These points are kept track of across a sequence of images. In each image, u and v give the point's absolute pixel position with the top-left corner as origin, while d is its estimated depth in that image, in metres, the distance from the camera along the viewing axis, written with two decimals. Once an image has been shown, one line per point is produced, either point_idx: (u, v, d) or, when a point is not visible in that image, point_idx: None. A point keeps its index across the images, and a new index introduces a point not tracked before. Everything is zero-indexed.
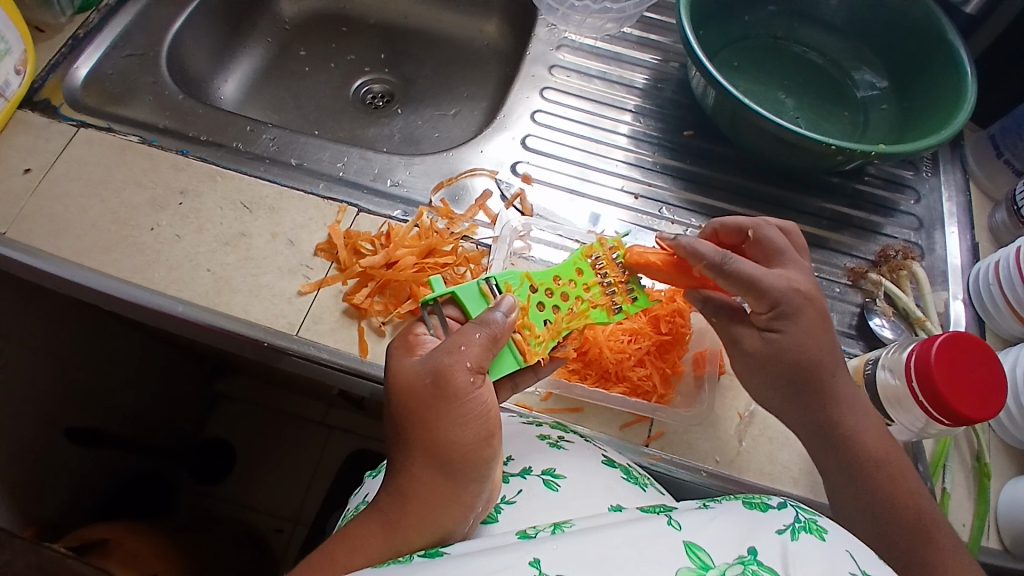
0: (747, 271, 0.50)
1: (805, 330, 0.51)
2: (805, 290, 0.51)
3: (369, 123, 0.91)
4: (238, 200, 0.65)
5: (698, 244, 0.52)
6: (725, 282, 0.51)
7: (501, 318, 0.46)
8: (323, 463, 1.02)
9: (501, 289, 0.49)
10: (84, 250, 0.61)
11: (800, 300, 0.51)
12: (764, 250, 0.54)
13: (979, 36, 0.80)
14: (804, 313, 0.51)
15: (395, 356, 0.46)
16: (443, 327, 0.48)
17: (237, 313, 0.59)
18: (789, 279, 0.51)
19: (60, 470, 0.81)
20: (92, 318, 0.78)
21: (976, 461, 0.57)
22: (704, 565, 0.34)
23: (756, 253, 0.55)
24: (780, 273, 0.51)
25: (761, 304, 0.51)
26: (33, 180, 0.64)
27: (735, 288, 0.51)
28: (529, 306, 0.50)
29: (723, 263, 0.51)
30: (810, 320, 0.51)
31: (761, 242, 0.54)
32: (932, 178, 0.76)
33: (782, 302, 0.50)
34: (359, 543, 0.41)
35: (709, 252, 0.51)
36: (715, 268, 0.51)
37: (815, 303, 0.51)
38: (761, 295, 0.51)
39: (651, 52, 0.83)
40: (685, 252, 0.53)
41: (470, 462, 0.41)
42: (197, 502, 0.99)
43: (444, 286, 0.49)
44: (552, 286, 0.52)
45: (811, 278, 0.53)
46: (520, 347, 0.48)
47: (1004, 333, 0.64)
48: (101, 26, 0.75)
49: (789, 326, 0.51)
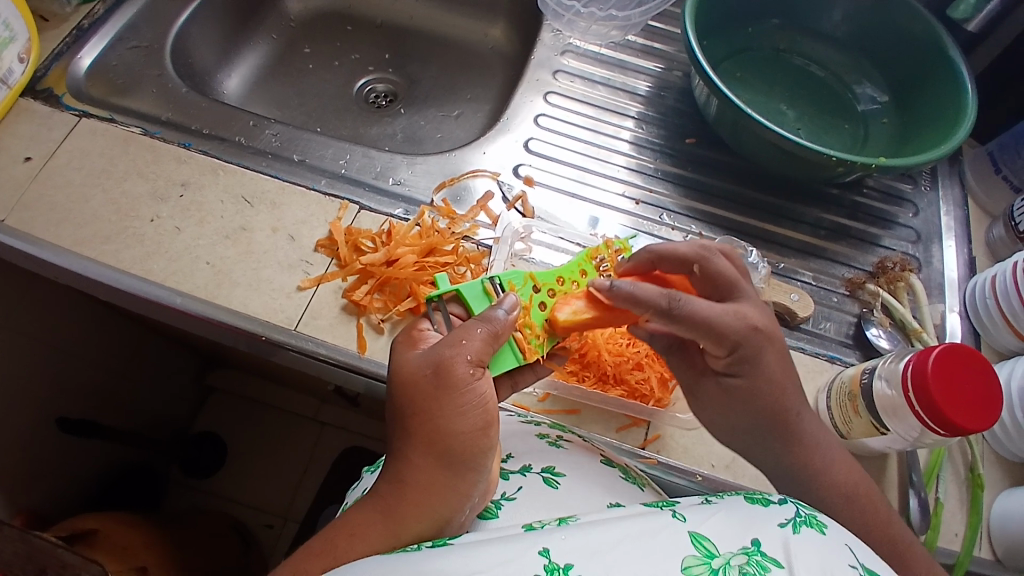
0: (702, 314, 0.48)
1: (767, 365, 0.50)
2: (763, 327, 0.50)
3: (372, 122, 0.91)
4: (241, 195, 0.65)
5: (639, 289, 0.48)
6: (676, 327, 0.49)
7: (503, 316, 0.46)
8: (315, 461, 1.01)
9: (504, 287, 0.51)
10: (84, 239, 0.61)
11: (759, 340, 0.50)
12: (712, 284, 0.52)
13: (979, 54, 0.81)
14: (765, 353, 0.50)
15: (399, 349, 0.46)
16: (446, 324, 0.49)
17: (235, 306, 0.59)
18: (745, 318, 0.50)
19: (51, 459, 0.80)
20: (89, 307, 0.78)
21: (969, 473, 0.57)
22: (709, 554, 0.34)
23: (704, 290, 0.53)
24: (735, 313, 0.49)
25: (722, 347, 0.50)
26: (34, 169, 0.64)
27: (689, 331, 0.49)
28: (531, 306, 0.52)
29: (672, 308, 0.48)
30: (770, 358, 0.50)
31: (707, 276, 0.52)
32: (930, 192, 0.76)
33: (742, 345, 0.49)
34: (358, 531, 0.40)
35: (653, 296, 0.48)
36: (663, 313, 0.48)
37: (774, 340, 0.50)
38: (719, 339, 0.49)
39: (655, 60, 0.83)
40: (622, 302, 0.49)
41: (469, 451, 0.41)
42: (187, 497, 0.98)
43: (449, 285, 0.51)
44: (556, 288, 0.53)
45: (762, 306, 0.52)
46: (521, 346, 0.50)
47: (999, 346, 0.64)
48: (106, 17, 0.75)
49: (748, 368, 0.50)
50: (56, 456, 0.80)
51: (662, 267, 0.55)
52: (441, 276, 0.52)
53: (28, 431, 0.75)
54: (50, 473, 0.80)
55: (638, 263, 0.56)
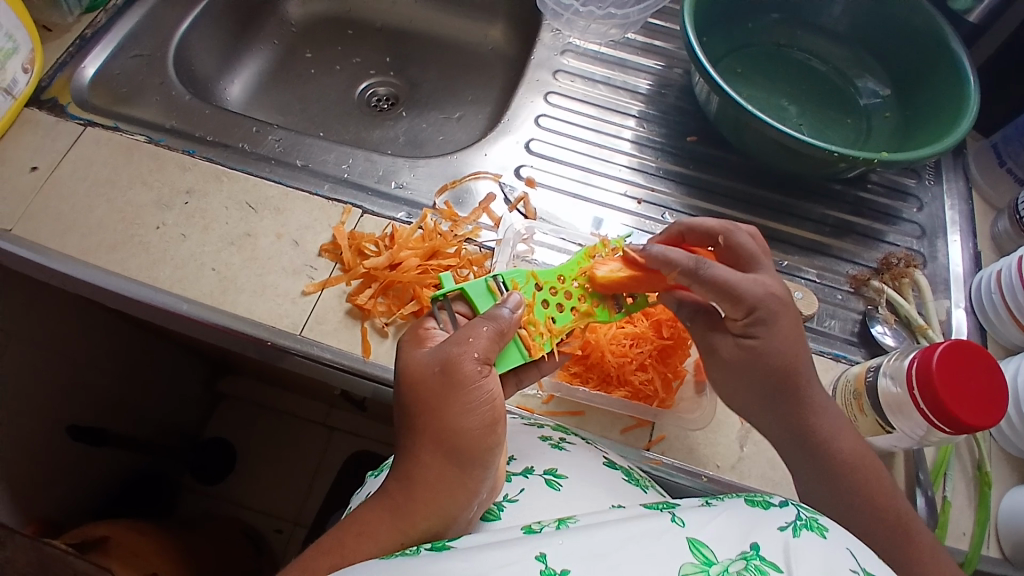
0: (724, 279, 0.49)
1: (782, 333, 0.50)
2: (780, 295, 0.51)
3: (373, 125, 0.91)
4: (244, 201, 0.66)
5: (669, 251, 0.50)
6: (699, 287, 0.50)
7: (508, 314, 0.46)
8: (323, 464, 1.02)
9: (507, 285, 0.50)
10: (90, 248, 0.61)
11: (777, 305, 0.50)
12: (736, 257, 0.53)
13: (982, 45, 0.80)
14: (781, 318, 0.50)
15: (406, 348, 0.46)
16: (452, 322, 0.49)
17: (241, 312, 0.59)
18: (765, 284, 0.51)
19: (61, 467, 0.80)
20: (97, 315, 0.78)
21: (977, 470, 0.57)
22: (708, 561, 0.34)
23: (728, 261, 0.54)
24: (756, 279, 0.50)
25: (739, 311, 0.50)
26: (40, 179, 0.64)
27: (708, 293, 0.50)
28: (534, 303, 0.52)
29: (698, 269, 0.49)
30: (786, 324, 0.50)
31: (732, 247, 0.53)
32: (934, 186, 0.76)
33: (759, 308, 0.50)
34: (367, 528, 0.40)
35: (682, 257, 0.50)
36: (687, 274, 0.50)
37: (790, 309, 0.51)
38: (738, 302, 0.50)
39: (655, 58, 0.83)
40: (656, 262, 0.51)
41: (476, 448, 0.41)
42: (197, 501, 0.99)
43: (453, 284, 0.51)
44: (557, 285, 0.53)
45: (782, 281, 0.53)
46: (525, 342, 0.49)
47: (1005, 341, 0.63)
48: (108, 26, 0.76)
49: (764, 332, 0.50)
50: (67, 463, 0.81)
51: (689, 240, 0.57)
52: (445, 275, 0.52)
53: (39, 439, 0.76)
54: (61, 480, 0.81)
55: (669, 235, 0.57)
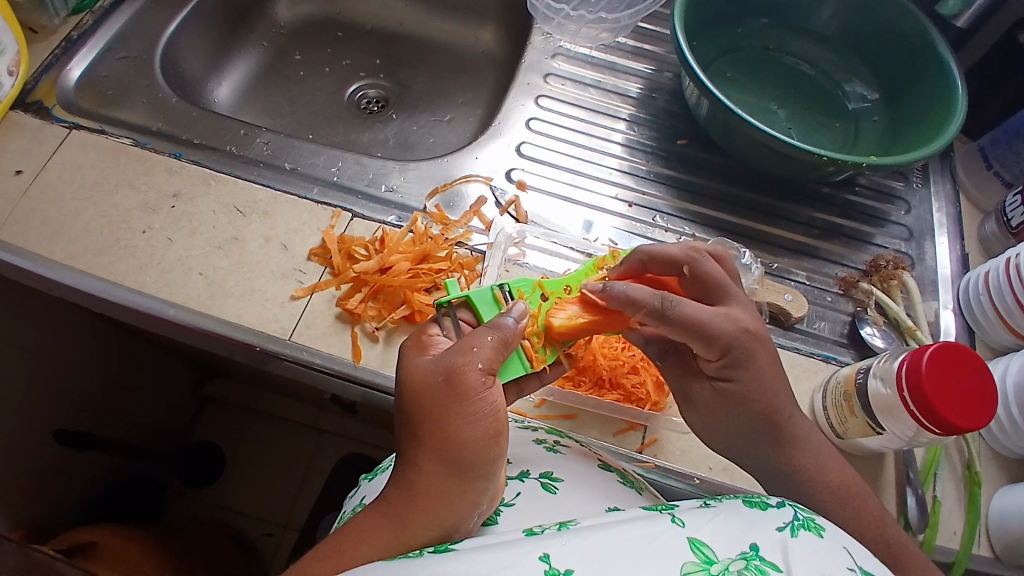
0: (692, 316, 0.48)
1: (759, 372, 0.50)
2: (753, 329, 0.50)
3: (364, 128, 0.91)
4: (233, 204, 0.65)
5: (631, 290, 0.49)
6: (668, 326, 0.49)
7: (513, 323, 0.47)
8: (313, 469, 1.01)
9: (514, 294, 0.52)
10: (76, 252, 0.60)
11: (753, 343, 0.49)
12: (702, 289, 0.52)
13: (969, 49, 0.81)
14: (758, 356, 0.50)
15: (409, 355, 0.45)
16: (456, 330, 0.49)
17: (229, 317, 0.59)
18: (734, 318, 0.49)
19: (47, 473, 0.79)
20: (83, 320, 0.77)
21: (966, 470, 0.57)
22: (708, 560, 0.34)
23: (694, 291, 0.53)
24: (723, 313, 0.49)
25: (713, 350, 0.50)
26: (25, 182, 0.63)
27: (679, 332, 0.49)
28: (539, 314, 0.53)
29: (664, 308, 0.48)
30: (762, 361, 0.50)
31: (698, 278, 0.52)
32: (922, 189, 0.77)
33: (734, 347, 0.49)
34: (367, 536, 0.39)
35: (646, 297, 0.49)
36: (655, 313, 0.49)
37: (765, 342, 0.50)
38: (710, 342, 0.49)
39: (645, 61, 0.84)
40: (618, 301, 0.50)
41: (480, 459, 0.41)
42: (185, 508, 0.98)
43: (458, 291, 0.51)
44: (562, 296, 0.54)
45: (752, 308, 0.52)
46: (529, 354, 0.50)
47: (993, 342, 0.64)
48: (95, 27, 0.75)
49: (742, 373, 0.50)
50: (53, 471, 0.80)
51: (654, 269, 0.55)
52: (448, 282, 0.52)
53: (26, 445, 0.75)
54: (47, 487, 0.80)
55: (631, 265, 0.56)
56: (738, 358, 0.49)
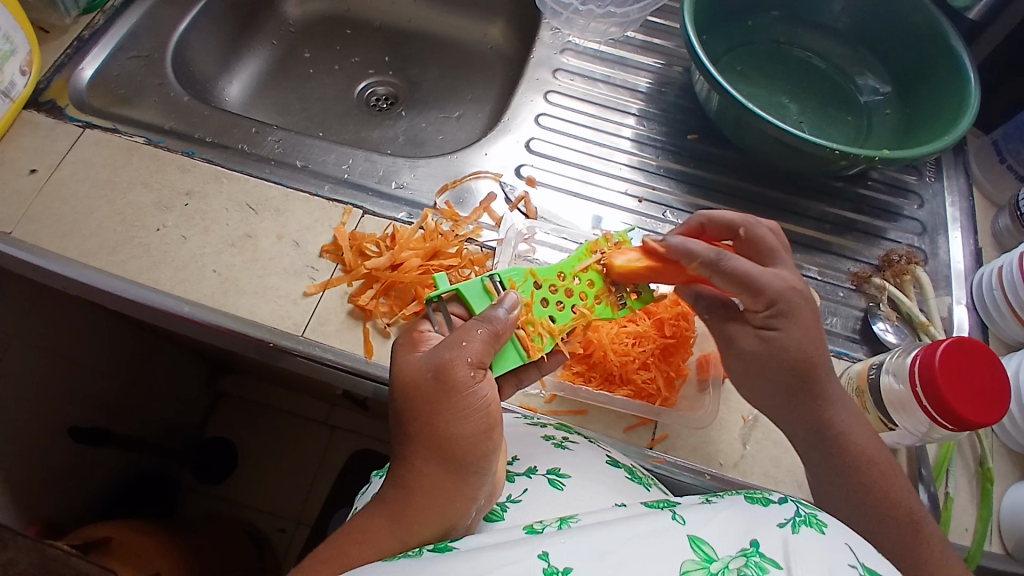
0: (745, 270, 0.50)
1: (804, 327, 0.50)
2: (802, 290, 0.51)
3: (373, 126, 0.91)
4: (245, 202, 0.66)
5: (689, 242, 0.51)
6: (719, 279, 0.51)
7: (503, 315, 0.46)
8: (325, 464, 1.02)
9: (505, 285, 0.50)
10: (90, 250, 0.61)
11: (798, 298, 0.50)
12: (755, 250, 0.54)
13: (982, 42, 0.80)
14: (802, 311, 0.50)
15: (401, 352, 0.46)
16: (447, 324, 0.49)
17: (242, 313, 0.59)
18: (787, 278, 0.51)
19: (62, 468, 0.80)
20: (97, 317, 0.78)
21: (979, 467, 0.57)
22: (708, 558, 0.34)
23: (747, 254, 0.55)
24: (777, 272, 0.51)
25: (759, 303, 0.51)
26: (39, 181, 0.64)
27: (729, 285, 0.51)
28: (533, 303, 0.51)
29: (718, 261, 0.50)
30: (807, 318, 0.50)
31: (752, 240, 0.54)
32: (935, 183, 0.76)
33: (779, 301, 0.50)
34: (367, 537, 0.40)
35: (702, 249, 0.51)
36: (709, 264, 0.50)
37: (811, 303, 0.51)
38: (758, 293, 0.50)
39: (654, 56, 0.83)
40: (676, 253, 0.52)
41: (471, 454, 0.41)
42: (198, 503, 0.99)
43: (449, 284, 0.50)
44: (557, 283, 0.53)
45: (800, 274, 0.53)
46: (524, 343, 0.49)
47: (1007, 338, 0.63)
48: (106, 27, 0.75)
49: (787, 325, 0.50)
50: (68, 467, 0.81)
51: (710, 232, 0.57)
52: (441, 276, 0.52)
53: (41, 440, 0.76)
54: (62, 482, 0.81)
55: (690, 227, 0.58)
56: (786, 308, 0.50)
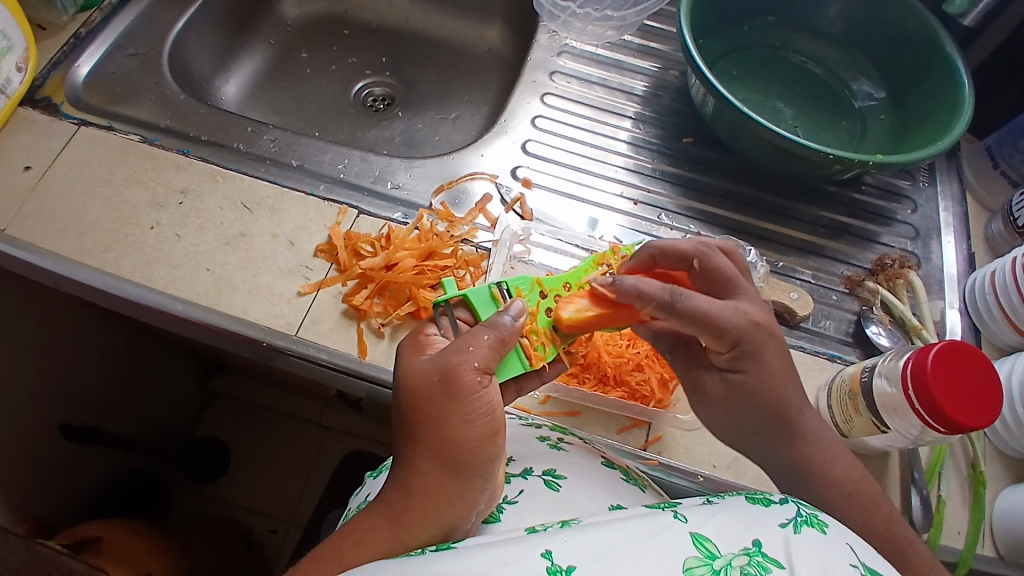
0: (703, 308, 0.48)
1: (765, 366, 0.50)
2: (762, 323, 0.49)
3: (370, 126, 0.91)
4: (240, 201, 0.65)
5: (641, 283, 0.49)
6: (677, 319, 0.49)
7: (509, 322, 0.46)
8: (318, 464, 1.01)
9: (511, 293, 0.51)
10: (84, 248, 0.61)
11: (760, 336, 0.49)
12: (711, 281, 0.52)
13: (975, 48, 0.80)
14: (766, 350, 0.49)
15: (406, 354, 0.45)
16: (453, 330, 0.49)
17: (236, 313, 0.59)
18: (744, 312, 0.49)
19: (53, 468, 0.80)
20: (90, 316, 0.78)
21: (971, 470, 0.57)
22: (711, 555, 0.34)
23: (703, 285, 0.53)
24: (734, 307, 0.49)
25: (723, 344, 0.49)
26: (33, 178, 0.64)
27: (688, 326, 0.48)
28: (537, 312, 0.52)
29: (674, 302, 0.48)
30: (772, 355, 0.50)
31: (708, 270, 0.52)
32: (928, 188, 0.76)
33: (743, 341, 0.49)
34: (365, 537, 0.40)
35: (655, 290, 0.48)
36: (665, 306, 0.48)
37: (776, 336, 0.50)
38: (719, 334, 0.48)
39: (651, 60, 0.83)
40: (627, 295, 0.49)
41: (476, 459, 0.41)
42: (190, 503, 0.98)
43: (455, 290, 0.51)
44: (562, 293, 0.53)
45: (759, 302, 0.51)
46: (527, 352, 0.49)
47: (999, 342, 0.64)
48: (103, 25, 0.75)
49: (750, 366, 0.50)
50: (60, 467, 0.81)
51: (663, 264, 0.55)
52: (447, 280, 0.52)
53: (32, 439, 0.76)
54: (53, 482, 0.80)
55: (640, 260, 0.56)
56: (749, 351, 0.49)
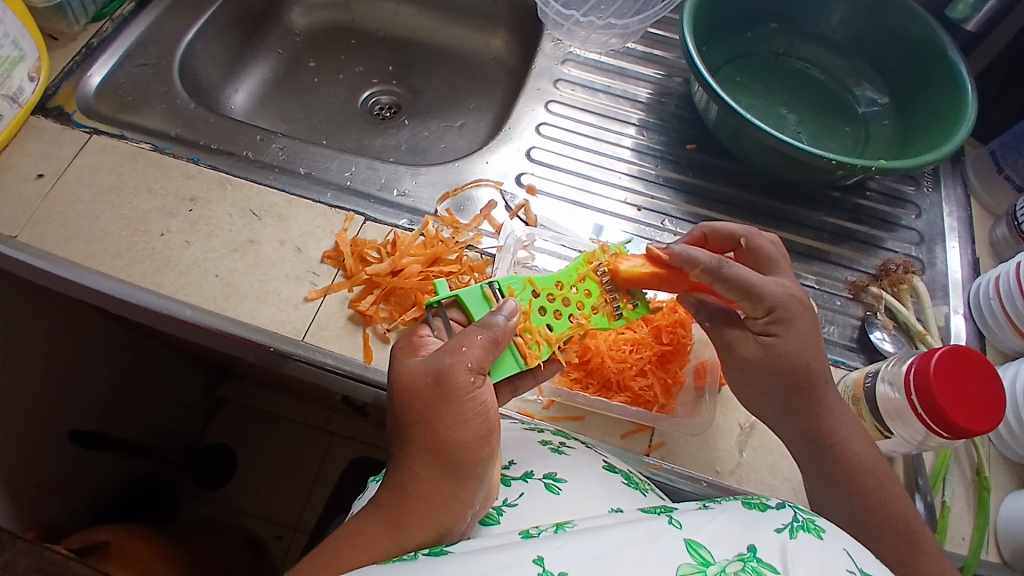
0: (746, 278, 0.50)
1: (800, 336, 0.50)
2: (801, 298, 0.52)
3: (376, 134, 0.92)
4: (247, 208, 0.66)
5: (692, 251, 0.52)
6: (720, 286, 0.51)
7: (503, 321, 0.46)
8: (324, 470, 1.02)
9: (503, 292, 0.51)
10: (94, 255, 0.62)
11: (798, 307, 0.51)
12: (755, 260, 0.55)
13: (978, 54, 0.81)
14: (800, 319, 0.51)
15: (400, 356, 0.46)
16: (447, 330, 0.49)
17: (244, 318, 0.60)
18: (787, 288, 0.52)
19: (62, 472, 0.81)
20: (99, 321, 0.79)
21: (976, 475, 0.57)
22: (704, 562, 0.34)
23: (746, 264, 0.55)
24: (778, 282, 0.52)
25: (759, 309, 0.51)
26: (45, 186, 0.65)
27: (730, 293, 0.51)
28: (530, 310, 0.51)
29: (720, 268, 0.51)
30: (804, 325, 0.51)
31: (753, 250, 0.55)
32: (932, 193, 0.76)
33: (779, 307, 0.50)
34: (363, 540, 0.41)
35: (705, 257, 0.51)
36: (710, 272, 0.51)
37: (810, 312, 0.52)
38: (758, 301, 0.51)
39: (655, 67, 0.84)
40: (679, 260, 0.53)
41: (470, 460, 0.41)
42: (196, 508, 0.99)
43: (448, 291, 0.51)
44: (554, 292, 0.53)
45: (800, 286, 0.54)
46: (521, 350, 0.49)
47: (1005, 347, 0.64)
48: (114, 35, 0.77)
49: (784, 331, 0.50)
50: (68, 470, 0.82)
51: (713, 242, 0.58)
52: (442, 283, 0.52)
53: (42, 443, 0.77)
54: (62, 486, 0.81)
55: (693, 238, 0.59)
56: (784, 317, 0.50)
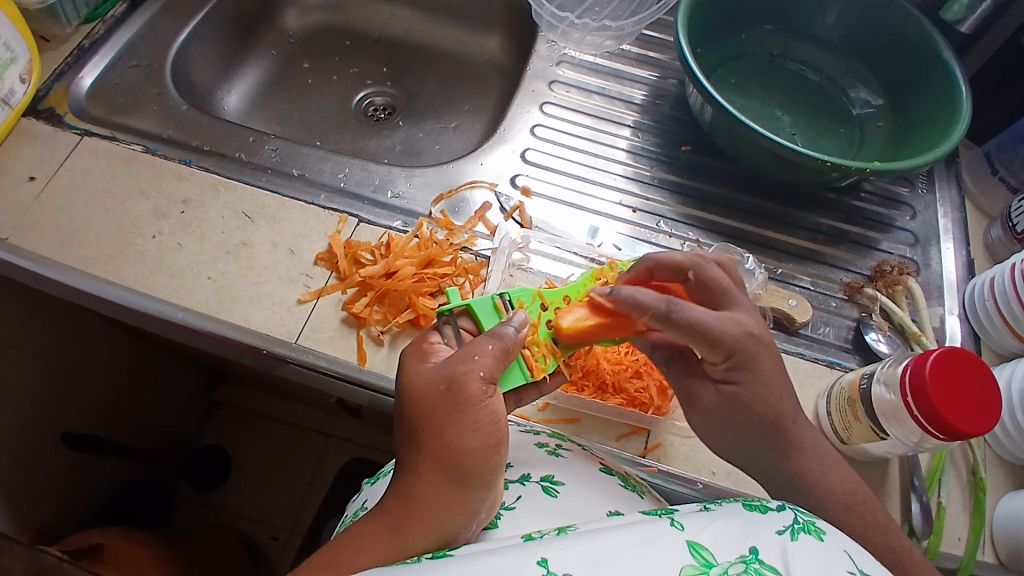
0: (699, 321, 0.48)
1: (763, 377, 0.50)
2: (758, 334, 0.50)
3: (371, 135, 0.92)
4: (241, 210, 0.66)
5: (639, 294, 0.49)
6: (674, 331, 0.49)
7: (513, 332, 0.46)
8: (319, 473, 1.02)
9: (514, 304, 0.51)
10: (86, 258, 0.61)
11: (755, 346, 0.50)
12: (705, 294, 0.52)
13: (972, 55, 0.81)
14: (761, 359, 0.50)
15: (410, 361, 0.46)
16: (457, 339, 0.49)
17: (237, 321, 0.59)
18: (741, 324, 0.50)
19: (55, 476, 0.80)
20: (91, 324, 0.78)
21: (971, 476, 0.57)
22: (708, 563, 0.34)
23: (697, 297, 0.53)
24: (730, 319, 0.50)
25: (716, 354, 0.50)
26: (38, 188, 0.64)
27: (685, 335, 0.49)
28: (538, 323, 0.52)
29: (670, 312, 0.48)
30: (767, 365, 0.50)
31: (702, 283, 0.52)
32: (927, 195, 0.76)
33: (736, 351, 0.49)
34: (364, 545, 0.40)
35: (651, 300, 0.49)
36: (661, 317, 0.49)
37: (769, 346, 0.50)
38: (715, 345, 0.49)
39: (650, 68, 0.84)
40: (624, 305, 0.50)
41: (479, 468, 0.41)
42: (191, 512, 0.98)
43: (459, 300, 0.51)
44: (562, 305, 0.53)
45: (755, 314, 0.52)
46: (529, 363, 0.49)
47: (1000, 348, 0.64)
48: (106, 37, 0.76)
49: (743, 376, 0.50)
50: (62, 474, 0.81)
51: (658, 276, 0.55)
52: (451, 291, 0.52)
53: (34, 447, 0.76)
54: (55, 491, 0.80)
55: (637, 272, 0.55)
56: (745, 360, 0.49)
